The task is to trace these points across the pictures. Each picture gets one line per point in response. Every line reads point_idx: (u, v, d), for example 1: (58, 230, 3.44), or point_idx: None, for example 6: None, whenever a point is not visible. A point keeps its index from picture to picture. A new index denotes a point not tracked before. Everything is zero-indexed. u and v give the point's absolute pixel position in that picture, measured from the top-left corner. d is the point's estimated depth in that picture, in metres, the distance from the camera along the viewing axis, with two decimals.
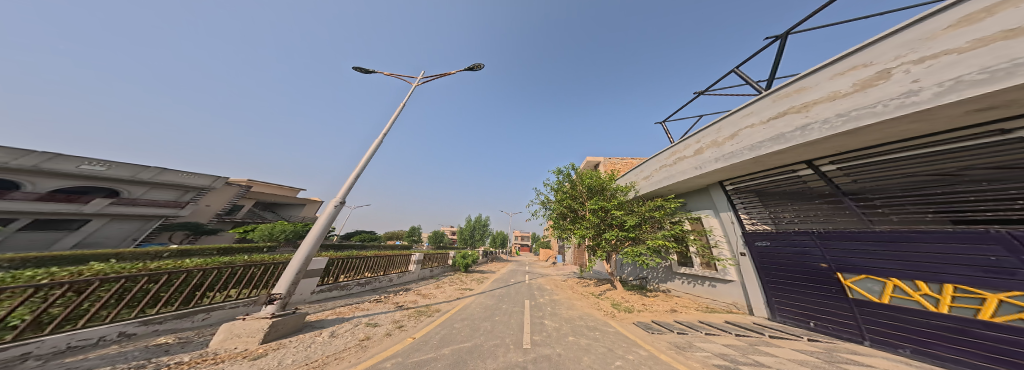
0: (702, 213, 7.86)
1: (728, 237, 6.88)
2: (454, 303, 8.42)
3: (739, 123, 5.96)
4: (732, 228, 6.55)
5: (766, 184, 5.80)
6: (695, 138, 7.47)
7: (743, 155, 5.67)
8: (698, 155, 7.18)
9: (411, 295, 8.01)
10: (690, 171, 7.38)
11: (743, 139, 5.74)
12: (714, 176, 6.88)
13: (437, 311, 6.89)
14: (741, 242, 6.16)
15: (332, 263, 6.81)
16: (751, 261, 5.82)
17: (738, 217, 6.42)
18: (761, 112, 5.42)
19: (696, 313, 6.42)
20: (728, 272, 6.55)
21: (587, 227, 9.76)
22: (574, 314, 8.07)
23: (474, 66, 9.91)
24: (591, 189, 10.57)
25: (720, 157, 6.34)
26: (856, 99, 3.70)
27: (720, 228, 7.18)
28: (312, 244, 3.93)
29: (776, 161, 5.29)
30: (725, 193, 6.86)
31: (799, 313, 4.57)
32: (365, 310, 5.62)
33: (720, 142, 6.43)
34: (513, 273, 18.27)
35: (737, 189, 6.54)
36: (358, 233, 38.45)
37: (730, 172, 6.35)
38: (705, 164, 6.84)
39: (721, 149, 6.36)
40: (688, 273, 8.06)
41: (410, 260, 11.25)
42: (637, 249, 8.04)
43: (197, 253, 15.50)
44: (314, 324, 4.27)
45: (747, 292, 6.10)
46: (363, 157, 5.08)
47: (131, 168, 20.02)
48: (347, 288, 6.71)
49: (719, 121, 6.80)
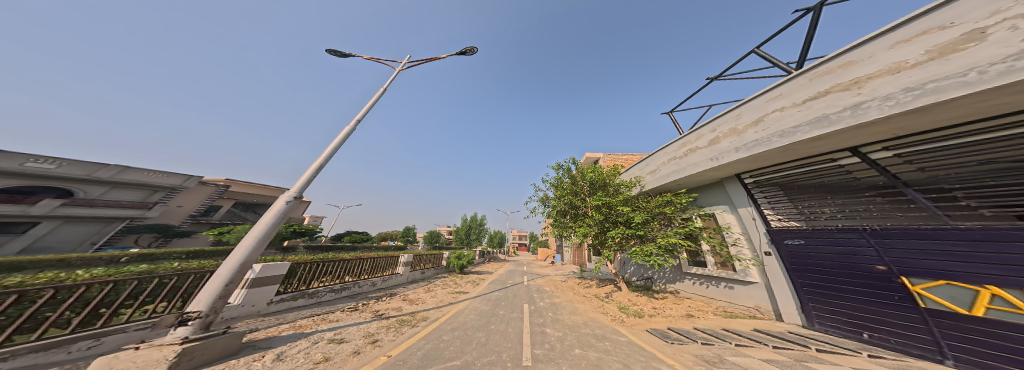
0: (716, 209, 7.20)
1: (749, 234, 6.22)
2: (446, 310, 7.54)
3: (765, 108, 5.30)
4: (752, 224, 5.89)
5: (797, 175, 5.09)
6: (709, 126, 6.83)
7: (771, 142, 4.96)
8: (713, 145, 6.53)
9: (395, 302, 7.10)
10: (705, 163, 6.69)
11: (770, 124, 5.07)
12: (732, 168, 6.23)
13: (424, 321, 5.99)
14: (765, 240, 5.49)
15: (301, 268, 5.81)
16: (778, 261, 5.16)
17: (759, 212, 5.75)
18: (793, 94, 4.75)
19: (716, 318, 5.76)
20: (750, 274, 5.91)
21: (590, 225, 9.14)
22: (578, 320, 7.34)
23: (467, 50, 9.06)
24: (593, 184, 9.90)
25: (741, 146, 5.64)
26: (933, 69, 2.93)
27: (738, 224, 6.51)
28: (252, 248, 2.91)
29: (810, 149, 4.59)
30: (744, 187, 6.21)
31: (851, 323, 3.89)
32: (335, 322, 4.71)
33: (741, 129, 5.76)
34: (512, 273, 17.47)
35: (759, 182, 5.85)
36: (350, 234, 36.94)
37: (754, 163, 5.66)
38: (722, 155, 6.16)
39: (741, 137, 5.69)
40: (701, 274, 7.45)
41: (399, 262, 10.31)
42: (647, 247, 7.30)
43: (160, 257, 14.04)
44: (255, 343, 3.20)
45: (773, 295, 5.46)
46: (330, 144, 4.24)
47: (85, 166, 18.26)
48: (316, 295, 5.79)
49: (737, 107, 6.17)
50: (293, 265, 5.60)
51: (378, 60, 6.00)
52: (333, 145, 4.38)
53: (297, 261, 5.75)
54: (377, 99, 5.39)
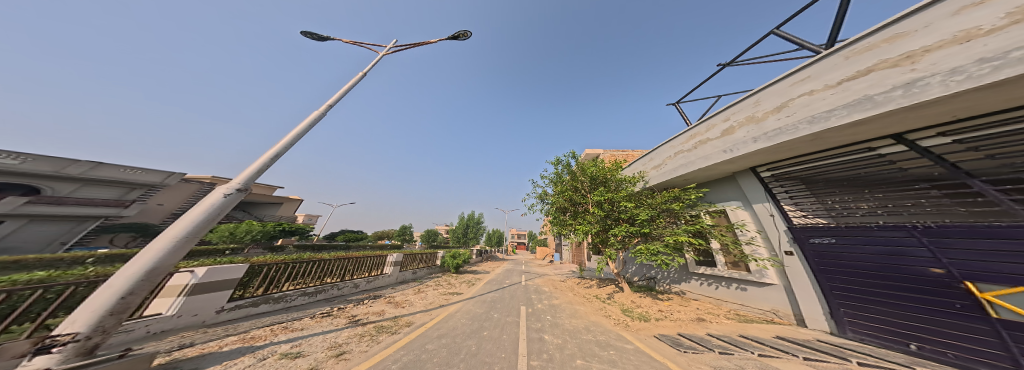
0: (728, 205, 6.64)
1: (764, 233, 5.71)
2: (435, 313, 6.95)
3: (789, 93, 4.74)
4: (768, 221, 5.37)
5: (827, 168, 4.55)
6: (722, 115, 6.26)
7: (798, 130, 4.41)
8: (726, 136, 5.97)
9: (379, 305, 6.49)
10: (717, 155, 6.13)
11: (796, 110, 4.51)
12: (747, 160, 5.69)
13: (408, 327, 5.38)
14: (785, 239, 4.97)
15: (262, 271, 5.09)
16: (800, 261, 4.65)
17: (777, 207, 5.22)
18: (826, 75, 4.18)
19: (730, 323, 5.25)
20: (767, 275, 5.38)
21: (590, 223, 8.64)
22: (579, 324, 6.81)
23: (460, 35, 8.38)
24: (594, 180, 9.39)
25: (760, 135, 5.08)
26: (1017, 33, 2.33)
27: (753, 221, 5.98)
28: (170, 250, 2.13)
29: (847, 136, 4.03)
30: (760, 180, 5.68)
31: (900, 333, 3.35)
32: (298, 331, 4.17)
33: (761, 117, 5.20)
34: (510, 273, 16.94)
35: (776, 176, 5.33)
36: (345, 233, 36.03)
37: (775, 154, 5.11)
38: (737, 146, 5.60)
39: (761, 125, 5.13)
40: (709, 274, 6.96)
41: (387, 261, 9.69)
42: (653, 246, 6.74)
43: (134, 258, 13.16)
44: (174, 365, 2.52)
45: (794, 298, 4.95)
46: (290, 132, 3.51)
47: (54, 162, 17.35)
48: (285, 299, 5.18)
49: (754, 94, 5.61)
50: (251, 268, 4.85)
51: (360, 44, 5.40)
52: (299, 130, 3.67)
53: (259, 262, 5.03)
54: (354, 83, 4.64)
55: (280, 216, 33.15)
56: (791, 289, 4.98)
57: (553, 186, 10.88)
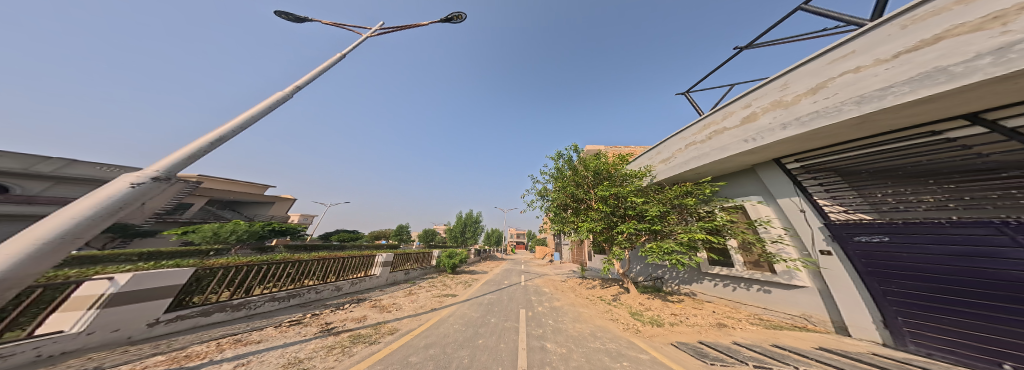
0: (748, 200, 6.01)
1: (793, 230, 5.10)
2: (426, 318, 6.32)
3: (827, 72, 4.03)
4: (796, 218, 4.77)
5: (874, 158, 3.97)
6: (743, 102, 5.55)
7: (842, 111, 3.74)
8: (747, 124, 5.31)
9: (362, 310, 5.84)
10: (736, 146, 5.46)
11: (838, 90, 3.82)
12: (772, 151, 5.06)
13: (390, 336, 4.70)
14: (820, 238, 4.38)
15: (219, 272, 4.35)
16: (842, 263, 4.08)
17: (808, 202, 4.62)
18: (877, 49, 3.48)
19: (755, 330, 4.65)
20: (796, 277, 4.78)
21: (595, 220, 8.05)
22: (583, 330, 6.20)
23: (455, 17, 7.69)
24: (598, 174, 8.78)
25: (790, 121, 4.41)
26: None
27: (780, 218, 5.36)
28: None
29: (903, 117, 3.43)
30: (785, 173, 5.06)
31: (991, 350, 2.78)
32: (254, 344, 3.57)
33: (791, 101, 4.50)
34: (508, 273, 16.31)
35: (808, 167, 4.70)
36: (340, 233, 35.15)
37: (808, 141, 4.47)
38: (761, 134, 4.93)
39: (792, 110, 4.43)
40: (725, 275, 6.37)
41: (376, 262, 8.99)
42: (666, 245, 6.11)
43: (108, 259, 12.29)
44: None
45: (832, 303, 4.34)
46: (244, 113, 2.74)
47: (24, 159, 16.45)
48: (248, 307, 4.48)
49: (780, 75, 4.91)
50: (200, 270, 4.08)
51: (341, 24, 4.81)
52: (255, 108, 2.93)
53: (216, 265, 4.33)
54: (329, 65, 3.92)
55: (272, 216, 32.19)
56: (830, 294, 4.38)
57: (553, 182, 10.25)
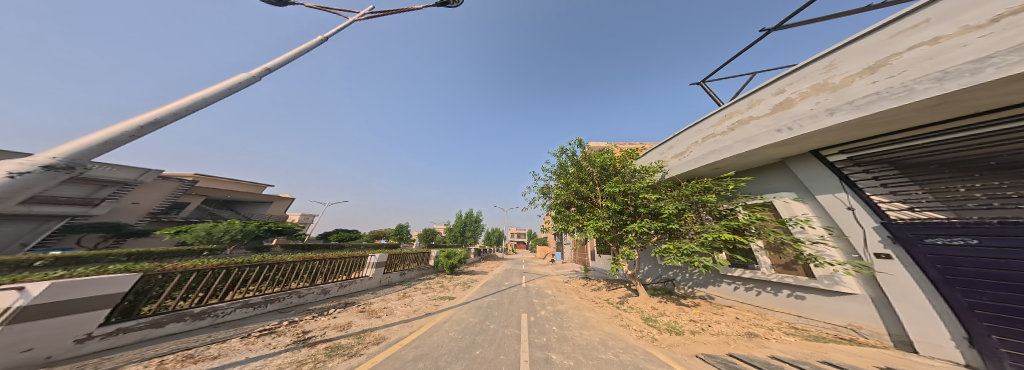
0: (779, 197, 5.37)
1: (840, 231, 4.45)
2: (420, 324, 5.80)
3: (890, 48, 3.47)
4: (842, 216, 4.15)
5: (950, 147, 3.31)
6: (776, 87, 4.96)
7: (914, 91, 3.10)
8: (780, 111, 4.72)
9: (349, 315, 5.34)
10: (767, 136, 4.85)
11: (907, 66, 3.22)
12: (811, 141, 4.46)
13: (377, 346, 4.14)
14: (876, 240, 3.78)
15: (177, 278, 3.81)
16: (907, 269, 3.47)
17: (857, 198, 3.99)
18: (962, 15, 2.95)
19: (794, 342, 4.05)
20: (843, 283, 4.16)
21: (602, 218, 7.49)
22: (593, 337, 5.64)
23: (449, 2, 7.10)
24: (605, 169, 8.21)
25: (841, 105, 3.80)
26: None
27: (823, 217, 4.70)
28: None
29: (998, 96, 2.83)
30: (827, 165, 4.42)
31: None
32: (208, 362, 2.87)
33: (840, 83, 3.91)
34: (509, 273, 15.78)
35: (859, 158, 4.04)
36: (338, 232, 34.83)
37: (861, 129, 3.85)
38: (799, 121, 4.32)
39: (843, 92, 3.83)
40: (749, 278, 5.77)
41: (368, 263, 8.44)
42: (686, 245, 5.53)
43: (93, 260, 11.86)
44: None
45: (891, 315, 3.73)
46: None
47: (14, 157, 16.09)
48: (202, 321, 3.74)
49: (823, 56, 4.35)
50: (148, 278, 3.48)
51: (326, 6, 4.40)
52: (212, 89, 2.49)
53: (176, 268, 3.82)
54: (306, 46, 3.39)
55: (269, 215, 31.78)
56: (886, 304, 3.77)
57: (557, 179, 9.69)
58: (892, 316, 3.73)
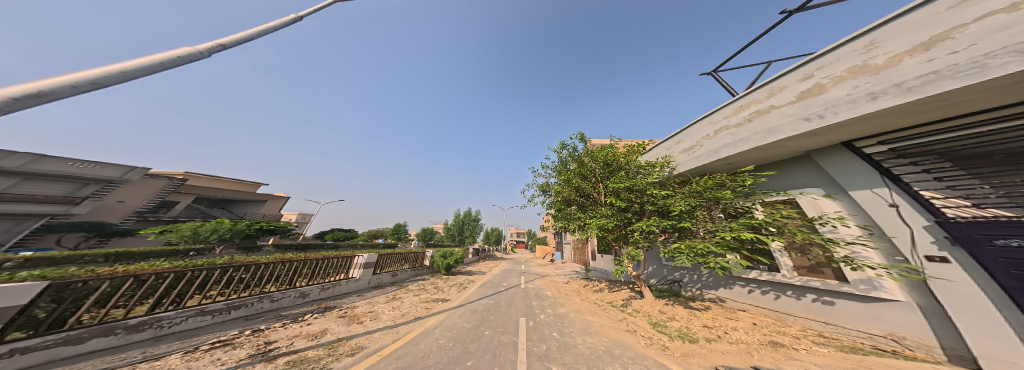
0: (807, 192, 4.86)
1: (880, 230, 3.83)
2: (407, 330, 5.29)
3: (950, 19, 2.86)
4: (884, 214, 3.62)
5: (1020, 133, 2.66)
6: (803, 72, 4.53)
7: (989, 67, 2.41)
8: (810, 98, 4.25)
9: (328, 321, 4.83)
10: (792, 125, 4.44)
11: (976, 39, 2.57)
12: (843, 130, 3.97)
13: (351, 357, 3.59)
14: (928, 241, 3.17)
15: (145, 283, 3.41)
16: (969, 275, 2.80)
17: (903, 193, 3.43)
18: None
19: (830, 355, 3.51)
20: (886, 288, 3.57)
21: (606, 216, 6.99)
22: (596, 344, 5.14)
23: None
24: (608, 164, 7.72)
25: (886, 88, 3.25)
26: None
27: (860, 215, 4.06)
28: None
29: None
30: (861, 155, 3.98)
31: None
32: None
33: (884, 64, 3.37)
34: (507, 274, 15.26)
35: (904, 150, 3.52)
36: (334, 232, 34.22)
37: (908, 114, 3.28)
38: (833, 109, 3.84)
39: (888, 74, 3.29)
40: (766, 280, 5.31)
41: (355, 264, 7.92)
42: (699, 245, 5.03)
43: (68, 261, 11.23)
44: None
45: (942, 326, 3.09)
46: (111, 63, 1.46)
47: None
48: (141, 331, 3.03)
49: (861, 34, 3.83)
50: (88, 286, 2.93)
51: None
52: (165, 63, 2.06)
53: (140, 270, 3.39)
54: (278, 24, 2.75)
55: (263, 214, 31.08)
56: (938, 313, 3.10)
57: (557, 176, 9.22)
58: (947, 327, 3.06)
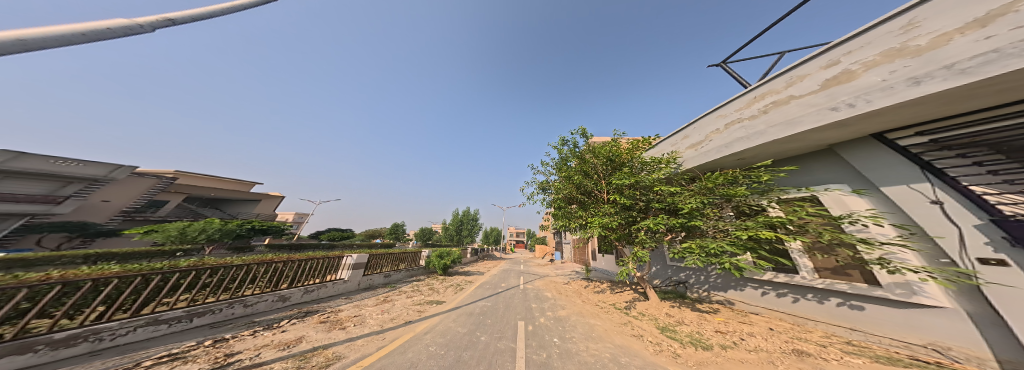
0: (836, 187, 4.43)
1: (919, 229, 3.43)
2: (395, 336, 4.86)
3: None
4: (925, 213, 3.20)
5: None
6: (827, 59, 4.13)
7: None
8: (838, 86, 3.84)
9: (306, 328, 4.41)
10: (816, 116, 4.06)
11: None
12: (876, 121, 3.57)
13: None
14: (983, 242, 2.73)
15: (81, 289, 2.93)
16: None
17: (948, 189, 3.03)
18: None
19: (866, 366, 3.01)
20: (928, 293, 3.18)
21: (608, 214, 6.59)
22: (599, 351, 4.74)
23: None
24: (612, 159, 7.33)
25: (933, 71, 2.81)
26: None
27: (895, 212, 3.63)
28: None
29: None
30: (897, 147, 3.56)
31: None
32: None
33: (930, 44, 2.93)
34: (506, 274, 14.86)
35: (947, 141, 3.17)
36: (331, 232, 33.68)
37: (955, 101, 2.88)
38: (866, 96, 3.43)
39: (933, 56, 2.85)
40: (783, 282, 4.95)
41: (343, 264, 7.50)
42: (712, 245, 4.60)
43: (44, 263, 10.69)
44: None
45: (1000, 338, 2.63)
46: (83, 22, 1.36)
47: None
48: (72, 344, 2.61)
49: (898, 13, 3.41)
50: (3, 294, 2.46)
51: None
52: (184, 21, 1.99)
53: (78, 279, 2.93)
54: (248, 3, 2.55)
55: (256, 214, 30.37)
56: (993, 322, 2.68)
57: (558, 173, 8.82)
58: (1006, 338, 2.61)
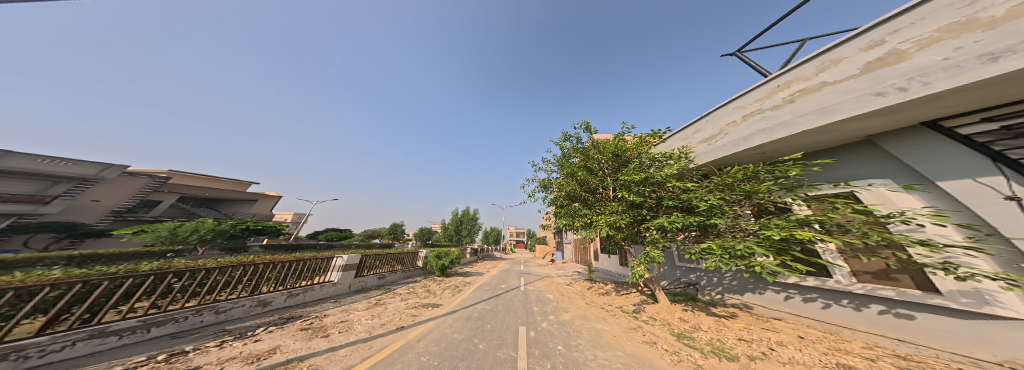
0: (883, 182, 3.94)
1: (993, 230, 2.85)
2: (386, 345, 4.38)
3: None
4: (1001, 210, 2.62)
5: None
6: (868, 40, 3.54)
7: None
8: (883, 69, 3.22)
9: (283, 337, 3.95)
10: (856, 103, 3.45)
11: None
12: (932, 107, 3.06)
13: None
14: None
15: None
16: None
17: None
18: None
19: None
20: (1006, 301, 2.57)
21: (616, 212, 6.13)
22: (609, 361, 4.28)
23: None
24: (619, 155, 6.85)
25: (1011, 46, 2.13)
26: None
27: (961, 211, 3.12)
28: None
29: None
30: (957, 136, 3.07)
31: None
32: None
33: (1009, 14, 2.23)
34: (506, 275, 14.39)
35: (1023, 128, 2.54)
36: (329, 232, 33.28)
37: None
38: (922, 79, 2.77)
39: (1010, 27, 2.17)
40: (813, 287, 4.52)
41: (332, 266, 7.09)
42: (738, 245, 4.10)
43: (26, 265, 10.25)
44: None
45: None
46: None
47: None
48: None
49: None
50: None
51: None
52: None
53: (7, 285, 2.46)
54: None
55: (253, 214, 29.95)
56: None
57: (560, 170, 8.36)
58: None
